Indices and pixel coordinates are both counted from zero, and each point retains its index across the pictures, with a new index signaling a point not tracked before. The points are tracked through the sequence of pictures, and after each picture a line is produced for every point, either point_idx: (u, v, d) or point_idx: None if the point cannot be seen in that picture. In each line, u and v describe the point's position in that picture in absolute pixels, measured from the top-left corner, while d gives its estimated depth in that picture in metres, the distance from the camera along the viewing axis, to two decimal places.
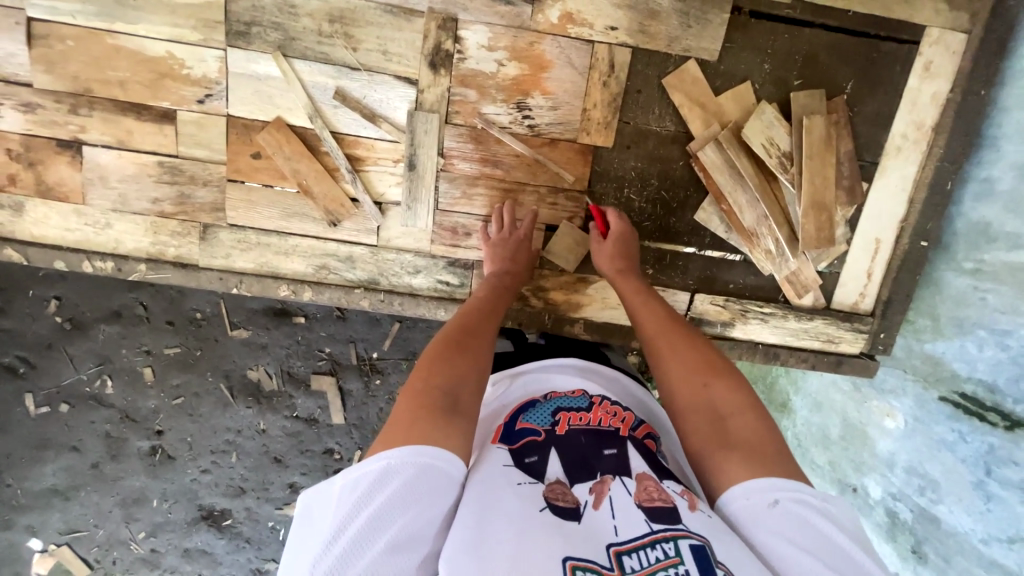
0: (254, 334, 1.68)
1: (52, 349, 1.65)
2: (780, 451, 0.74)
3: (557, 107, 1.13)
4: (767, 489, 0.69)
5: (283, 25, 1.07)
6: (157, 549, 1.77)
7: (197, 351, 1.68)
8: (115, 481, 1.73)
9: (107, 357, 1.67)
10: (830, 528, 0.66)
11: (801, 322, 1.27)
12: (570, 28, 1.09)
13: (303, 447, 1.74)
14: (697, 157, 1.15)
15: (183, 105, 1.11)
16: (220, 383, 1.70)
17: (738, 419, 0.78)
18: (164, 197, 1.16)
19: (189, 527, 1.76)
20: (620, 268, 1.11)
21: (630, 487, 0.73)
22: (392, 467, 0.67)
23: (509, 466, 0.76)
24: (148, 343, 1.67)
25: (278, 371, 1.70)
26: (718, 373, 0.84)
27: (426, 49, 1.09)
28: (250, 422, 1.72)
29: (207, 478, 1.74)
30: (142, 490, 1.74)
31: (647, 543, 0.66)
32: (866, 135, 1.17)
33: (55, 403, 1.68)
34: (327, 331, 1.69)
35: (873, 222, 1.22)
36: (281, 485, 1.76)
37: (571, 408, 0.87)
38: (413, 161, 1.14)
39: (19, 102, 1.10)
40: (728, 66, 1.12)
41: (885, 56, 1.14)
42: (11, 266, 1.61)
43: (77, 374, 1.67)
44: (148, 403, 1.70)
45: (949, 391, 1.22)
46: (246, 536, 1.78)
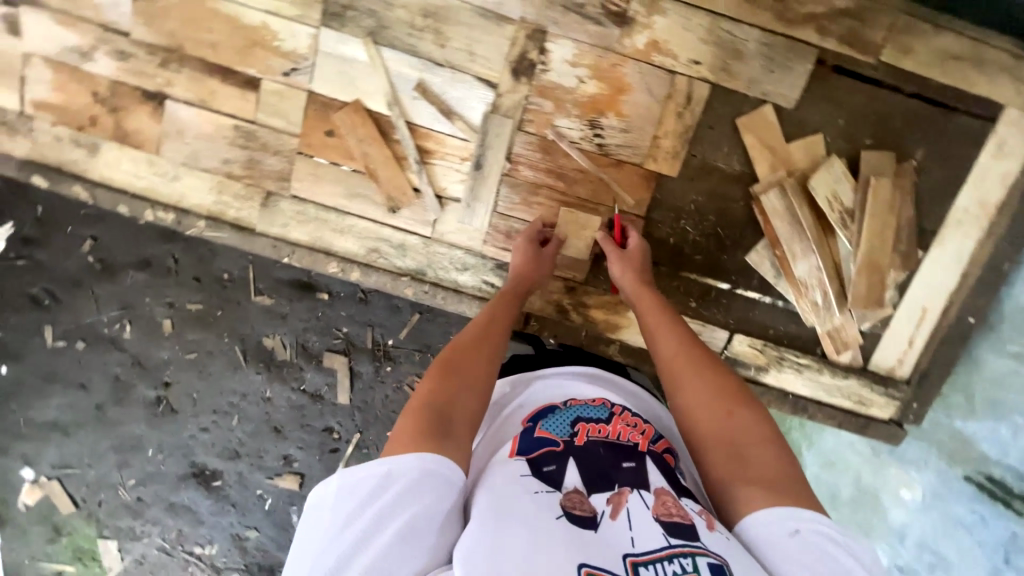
0: (277, 303, 1.70)
1: (80, 287, 1.68)
2: (798, 480, 0.74)
3: (628, 131, 1.15)
4: (787, 519, 0.69)
5: (377, 13, 1.10)
6: (142, 499, 1.79)
7: (217, 310, 1.70)
8: (114, 425, 1.75)
9: (129, 303, 1.70)
10: (851, 565, 0.66)
11: (835, 379, 1.27)
12: (654, 56, 1.11)
13: (303, 422, 1.75)
14: (759, 200, 1.16)
15: (269, 75, 1.14)
16: (234, 345, 1.72)
17: (758, 449, 0.77)
18: (234, 159, 1.19)
19: (178, 482, 1.78)
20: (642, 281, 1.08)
21: (648, 501, 0.74)
22: (390, 470, 0.68)
23: (526, 475, 0.76)
24: (172, 296, 1.69)
25: (292, 343, 1.72)
26: (742, 401, 0.83)
27: (511, 56, 1.12)
28: (256, 389, 1.74)
29: (205, 436, 1.76)
30: (139, 438, 1.76)
31: (665, 557, 0.66)
32: (929, 204, 1.17)
33: (72, 339, 1.71)
34: (347, 312, 1.71)
35: (921, 290, 1.22)
36: (275, 455, 1.77)
37: (590, 420, 0.87)
38: (480, 162, 1.17)
39: (114, 49, 1.13)
40: (803, 115, 1.13)
41: (960, 129, 1.13)
42: (56, 200, 1.65)
43: (98, 315, 1.70)
44: (161, 353, 1.72)
45: (976, 472, 1.26)
46: (233, 500, 1.79)
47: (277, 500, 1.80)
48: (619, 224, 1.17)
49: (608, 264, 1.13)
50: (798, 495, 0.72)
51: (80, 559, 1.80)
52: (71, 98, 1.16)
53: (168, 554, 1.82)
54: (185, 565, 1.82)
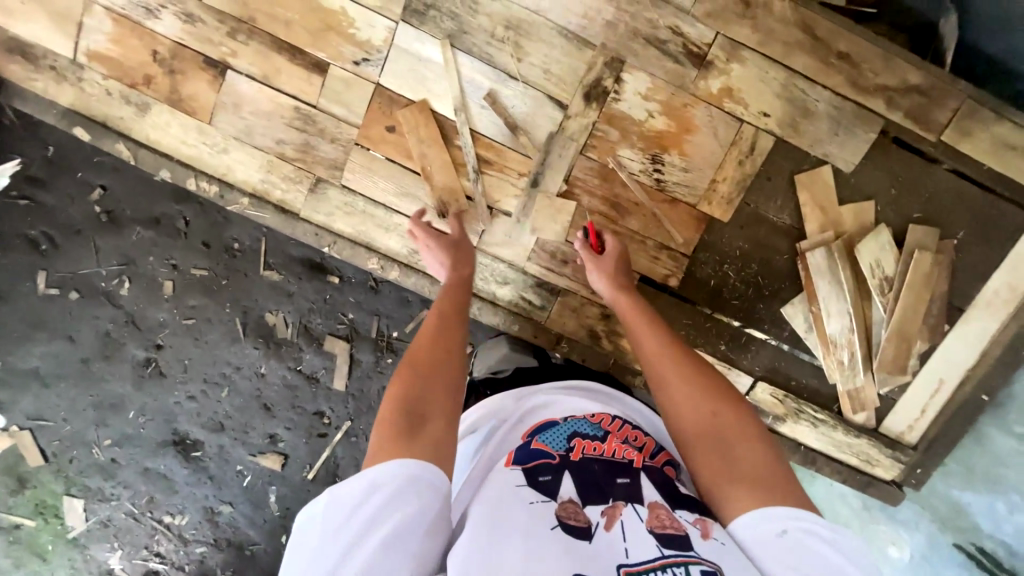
0: (285, 279, 1.67)
1: (82, 236, 1.62)
2: (782, 474, 0.77)
3: (688, 170, 1.16)
4: (775, 518, 0.71)
5: (460, 17, 1.09)
6: (116, 460, 1.73)
7: (223, 279, 1.66)
8: (99, 381, 1.70)
9: (132, 260, 1.64)
10: (838, 559, 0.68)
11: (847, 437, 1.30)
12: (725, 102, 1.12)
13: (295, 402, 1.72)
14: (804, 257, 1.18)
15: (339, 61, 1.12)
16: (236, 317, 1.68)
17: (744, 446, 0.80)
18: (289, 140, 1.16)
19: (157, 448, 1.73)
20: (624, 285, 1.09)
21: (642, 514, 0.73)
22: (376, 481, 0.67)
23: (521, 486, 0.75)
24: (178, 258, 1.65)
25: (295, 322, 1.69)
26: (724, 398, 0.85)
27: (586, 80, 1.12)
28: (252, 363, 1.70)
29: (191, 405, 1.72)
30: (122, 398, 1.71)
31: (659, 566, 0.67)
32: (961, 282, 1.21)
33: (66, 289, 1.65)
34: (355, 298, 1.69)
35: (940, 363, 1.26)
36: (262, 433, 1.73)
37: (586, 435, 0.85)
38: (538, 179, 1.16)
39: (182, 11, 1.10)
40: (858, 180, 1.15)
41: (1002, 215, 1.17)
42: (70, 143, 1.58)
43: (97, 267, 1.64)
44: (158, 314, 1.67)
45: (967, 542, 1.33)
46: (210, 473, 1.75)
47: (257, 478, 1.76)
48: (595, 232, 1.15)
49: (590, 271, 1.14)
50: (784, 490, 0.74)
51: (41, 515, 1.73)
52: (128, 53, 1.12)
53: (135, 520, 1.76)
54: (152, 533, 1.76)
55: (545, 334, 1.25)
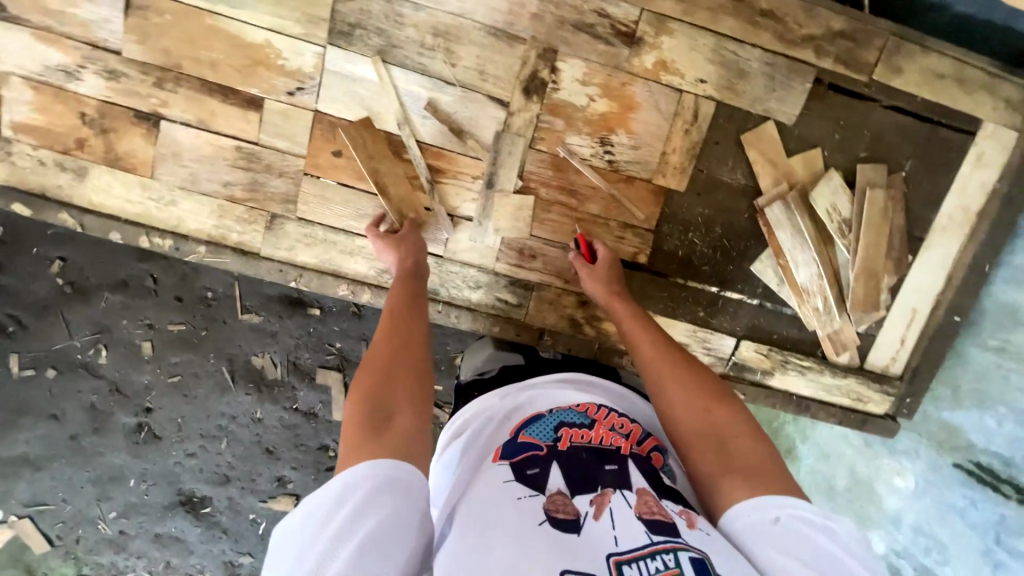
0: (265, 320, 1.64)
1: (50, 312, 1.58)
2: (779, 469, 0.78)
3: (638, 147, 1.17)
4: (768, 507, 0.73)
5: (387, 32, 1.08)
6: (125, 532, 1.70)
7: (203, 331, 1.63)
8: (92, 456, 1.66)
9: (105, 326, 1.60)
10: (833, 545, 0.68)
11: (835, 379, 1.33)
12: (662, 75, 1.14)
13: (298, 441, 1.71)
14: (763, 213, 1.20)
15: (273, 94, 1.10)
16: (222, 367, 1.65)
17: (740, 443, 0.81)
18: (237, 181, 1.14)
19: (165, 512, 1.70)
20: (615, 291, 1.12)
21: (630, 500, 0.75)
22: (347, 484, 0.66)
23: (509, 482, 0.77)
24: (152, 317, 1.61)
25: (284, 361, 1.66)
26: (719, 397, 0.87)
27: (522, 75, 1.12)
28: (246, 410, 1.68)
29: (192, 462, 1.68)
30: (120, 468, 1.67)
31: (648, 554, 0.67)
32: (917, 213, 1.24)
33: (42, 367, 1.60)
34: (341, 327, 1.66)
35: (911, 293, 1.29)
36: (269, 477, 1.72)
37: (573, 425, 0.87)
38: (492, 180, 1.16)
39: (104, 68, 1.07)
40: (802, 130, 1.18)
41: (943, 142, 1.21)
42: (19, 220, 1.54)
43: (70, 340, 1.60)
44: (142, 377, 1.63)
45: (964, 459, 1.33)
46: (224, 527, 1.72)
47: (272, 524, 1.74)
48: (585, 241, 1.19)
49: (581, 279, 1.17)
50: (780, 484, 0.76)
51: None
52: (56, 119, 1.09)
53: None
54: None
55: (527, 331, 1.25)
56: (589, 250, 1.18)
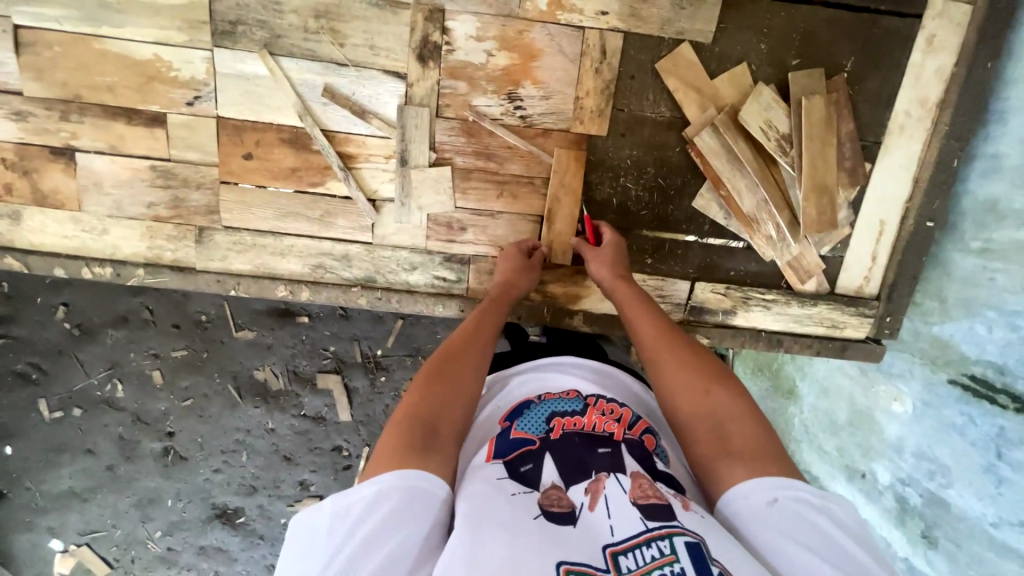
0: (259, 334, 1.69)
1: (64, 355, 1.67)
2: (778, 452, 0.74)
3: (548, 97, 1.11)
4: (767, 487, 0.69)
5: (268, 23, 1.06)
6: (173, 547, 1.81)
7: (205, 353, 1.69)
8: (129, 482, 1.76)
9: (116, 361, 1.68)
10: (832, 527, 0.65)
11: (804, 308, 1.25)
12: (559, 14, 1.07)
13: (312, 445, 1.75)
14: (693, 143, 1.13)
15: (173, 108, 1.10)
16: (229, 385, 1.71)
17: (738, 424, 0.77)
18: (158, 201, 1.16)
19: (204, 525, 1.79)
20: (618, 274, 1.07)
21: (624, 485, 0.73)
22: (381, 491, 0.67)
23: (503, 478, 0.74)
24: (156, 346, 1.68)
25: (284, 371, 1.71)
26: (719, 379, 0.82)
27: (413, 42, 1.07)
28: (259, 422, 1.74)
29: (219, 477, 1.77)
30: (156, 491, 1.77)
31: (643, 542, 0.65)
32: (869, 116, 1.13)
33: (69, 408, 1.71)
34: (332, 330, 1.70)
35: (875, 204, 1.19)
36: (292, 482, 1.78)
37: (565, 413, 0.85)
38: (405, 157, 1.13)
39: (11, 111, 1.09)
40: (723, 48, 1.09)
41: (885, 32, 1.09)
42: (18, 274, 1.63)
43: (89, 379, 1.69)
44: (159, 405, 1.72)
45: (958, 373, 1.22)
46: (260, 533, 1.81)
47: None
48: (590, 224, 1.16)
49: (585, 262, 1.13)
50: (782, 466, 0.72)
51: None
52: None
53: None
54: None
55: (470, 305, 1.23)
56: (595, 233, 1.16)
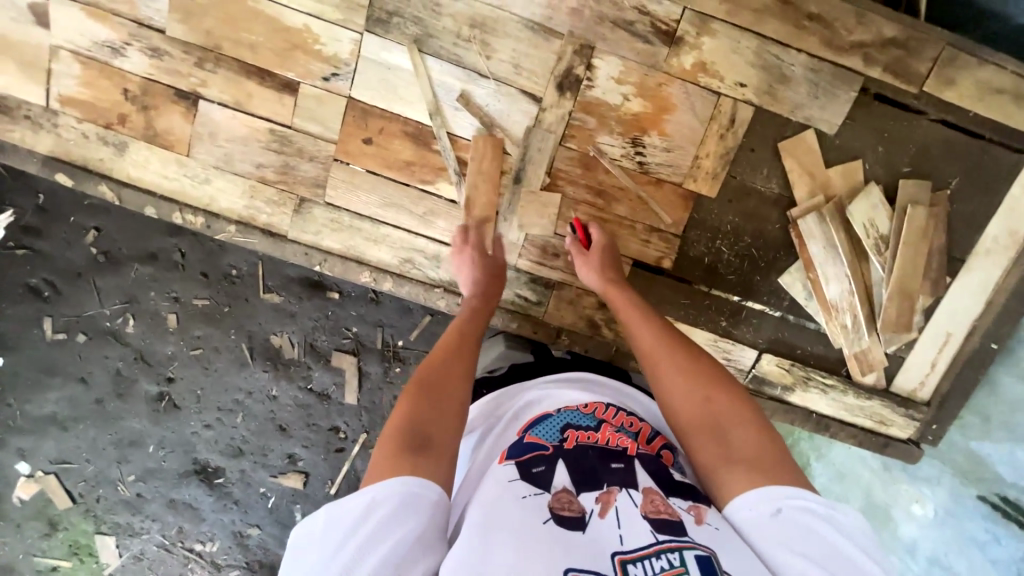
0: (285, 300, 1.65)
1: (82, 279, 1.62)
2: (779, 456, 0.75)
3: (670, 150, 1.15)
4: (771, 497, 0.71)
5: (423, 21, 1.08)
6: (143, 495, 1.73)
7: (225, 307, 1.64)
8: (115, 420, 1.70)
9: (134, 296, 1.63)
10: (834, 533, 0.67)
11: (858, 400, 1.29)
12: (700, 76, 1.11)
13: (310, 420, 1.70)
14: (796, 224, 1.17)
15: (308, 79, 1.11)
16: (242, 343, 1.66)
17: (740, 431, 0.78)
18: (268, 164, 1.16)
19: (180, 479, 1.73)
20: (613, 280, 1.08)
21: (636, 500, 0.72)
22: (374, 498, 0.66)
23: (515, 479, 0.74)
24: (178, 290, 1.63)
25: (301, 341, 1.66)
26: (719, 385, 0.84)
27: (557, 71, 1.10)
28: (262, 386, 1.68)
29: (208, 433, 1.71)
30: (140, 434, 1.70)
31: (654, 553, 0.66)
32: (960, 233, 1.19)
33: (73, 332, 1.65)
34: (357, 311, 1.66)
35: (946, 317, 1.24)
36: (281, 453, 1.72)
37: (580, 427, 0.83)
38: (520, 175, 1.15)
39: (148, 46, 1.10)
40: (843, 141, 1.14)
41: (994, 161, 1.15)
42: (58, 190, 1.59)
43: (100, 308, 1.63)
44: (166, 348, 1.66)
45: (989, 492, 1.30)
46: (235, 498, 1.74)
47: (280, 498, 1.74)
48: (581, 227, 1.15)
49: (579, 270, 1.13)
50: (784, 471, 0.73)
51: (77, 555, 1.73)
52: (100, 94, 1.12)
53: (167, 550, 1.75)
54: (185, 562, 1.75)
55: (544, 329, 1.25)
56: (586, 237, 1.15)
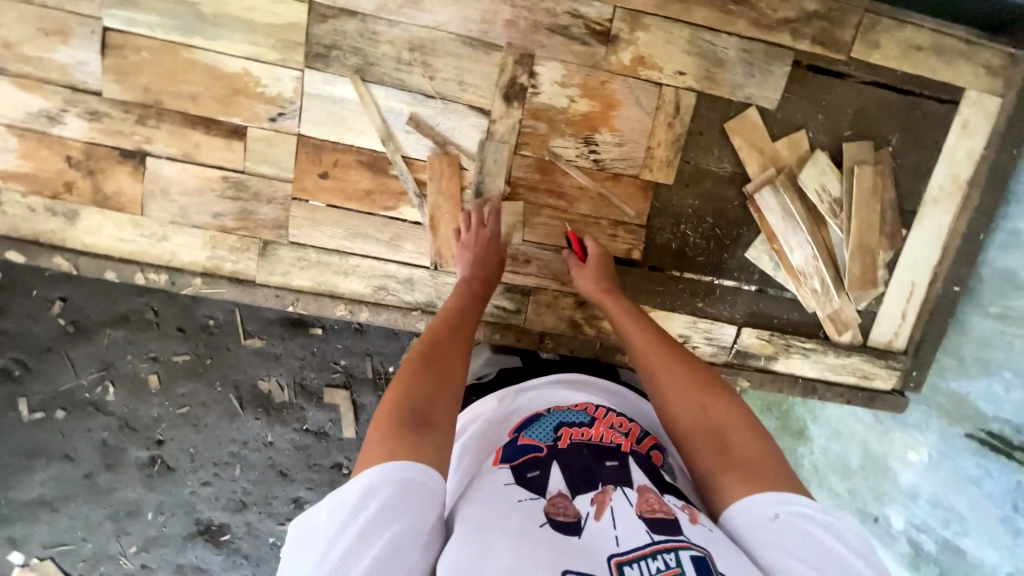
0: (268, 343, 1.62)
1: (54, 353, 1.56)
2: (777, 464, 0.75)
3: (622, 144, 1.17)
4: (767, 503, 0.71)
5: (362, 50, 1.09)
6: (147, 565, 1.67)
7: (207, 359, 1.60)
8: (108, 492, 1.64)
9: (110, 363, 1.58)
10: (832, 540, 0.67)
11: (839, 358, 1.33)
12: (640, 70, 1.14)
13: (310, 461, 1.67)
14: (752, 199, 1.20)
15: (255, 121, 1.11)
16: (229, 394, 1.62)
17: (739, 438, 0.78)
18: (226, 212, 1.15)
19: (185, 542, 1.67)
20: (607, 290, 1.10)
21: (631, 498, 0.73)
22: (372, 482, 0.64)
23: (510, 485, 0.74)
24: (157, 349, 1.59)
25: (290, 382, 1.63)
26: (716, 393, 0.84)
27: (501, 82, 1.12)
28: (257, 435, 1.65)
29: (207, 491, 1.66)
30: (136, 503, 1.65)
31: (649, 554, 0.66)
32: (908, 186, 1.24)
33: (51, 409, 1.59)
34: (343, 343, 1.64)
35: (908, 267, 1.29)
36: (285, 499, 1.68)
37: (574, 424, 0.85)
38: (480, 189, 1.16)
39: (86, 110, 1.08)
40: (786, 114, 1.18)
41: (927, 114, 1.21)
42: (16, 265, 1.53)
43: (77, 380, 1.58)
44: (151, 411, 1.61)
45: (975, 429, 1.31)
46: (244, 552, 1.69)
47: None
48: (577, 239, 1.17)
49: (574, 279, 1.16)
50: (781, 476, 0.74)
51: None
52: (42, 165, 1.10)
53: None
54: None
55: (527, 336, 1.24)
56: (581, 249, 1.17)
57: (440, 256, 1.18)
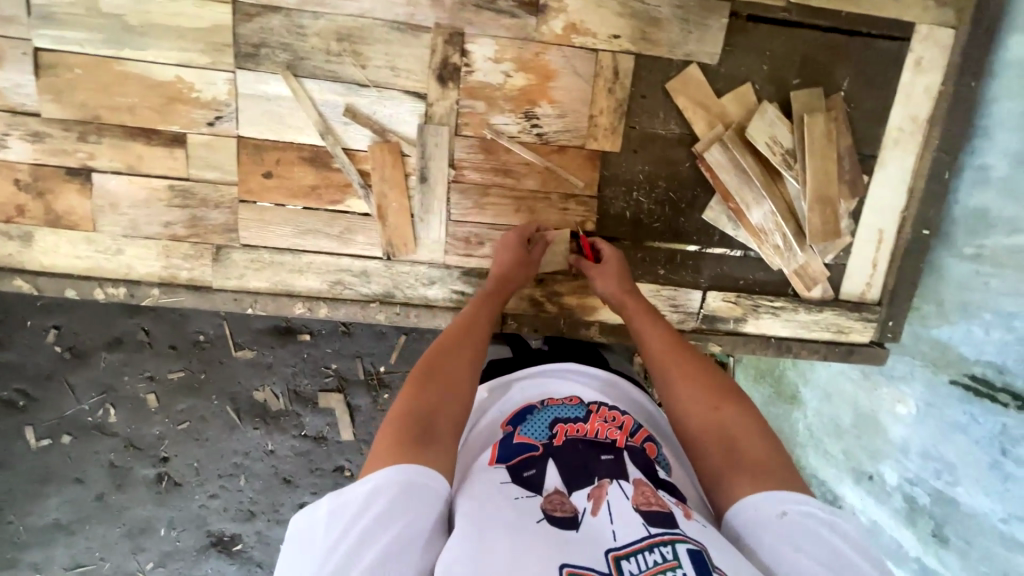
0: (259, 354, 1.62)
1: (53, 379, 1.58)
2: (789, 471, 0.71)
3: (564, 115, 1.16)
4: (773, 501, 0.67)
5: (291, 45, 1.08)
6: None
7: (202, 374, 1.61)
8: (121, 511, 1.67)
9: (109, 386, 1.60)
10: (840, 542, 0.63)
11: (811, 314, 1.30)
12: (574, 37, 1.12)
13: (313, 466, 1.68)
14: (703, 158, 1.18)
15: (193, 128, 1.11)
16: (227, 406, 1.64)
17: (749, 443, 0.74)
18: (176, 220, 1.16)
19: (199, 554, 1.71)
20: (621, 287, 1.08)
21: (627, 491, 0.70)
22: (377, 484, 0.64)
23: (506, 483, 0.71)
24: (151, 368, 1.60)
25: (285, 390, 1.64)
26: (730, 395, 0.80)
27: (434, 64, 1.11)
28: (258, 444, 1.66)
29: (216, 503, 1.69)
30: (149, 520, 1.68)
31: (646, 547, 0.62)
32: (864, 131, 1.20)
33: (58, 435, 1.62)
34: (333, 347, 1.63)
35: (873, 215, 1.25)
36: (292, 506, 1.70)
37: (568, 420, 0.82)
38: (424, 174, 1.15)
39: (28, 132, 1.09)
40: (729, 69, 1.15)
41: (877, 54, 1.17)
42: (9, 297, 1.54)
43: (78, 405, 1.60)
44: (154, 429, 1.63)
45: (959, 374, 1.24)
46: (258, 561, 1.74)
47: None
48: (589, 243, 1.17)
49: (586, 273, 1.14)
50: (790, 481, 0.70)
51: None
52: None
53: None
54: None
55: None
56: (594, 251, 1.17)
57: (393, 244, 1.18)
